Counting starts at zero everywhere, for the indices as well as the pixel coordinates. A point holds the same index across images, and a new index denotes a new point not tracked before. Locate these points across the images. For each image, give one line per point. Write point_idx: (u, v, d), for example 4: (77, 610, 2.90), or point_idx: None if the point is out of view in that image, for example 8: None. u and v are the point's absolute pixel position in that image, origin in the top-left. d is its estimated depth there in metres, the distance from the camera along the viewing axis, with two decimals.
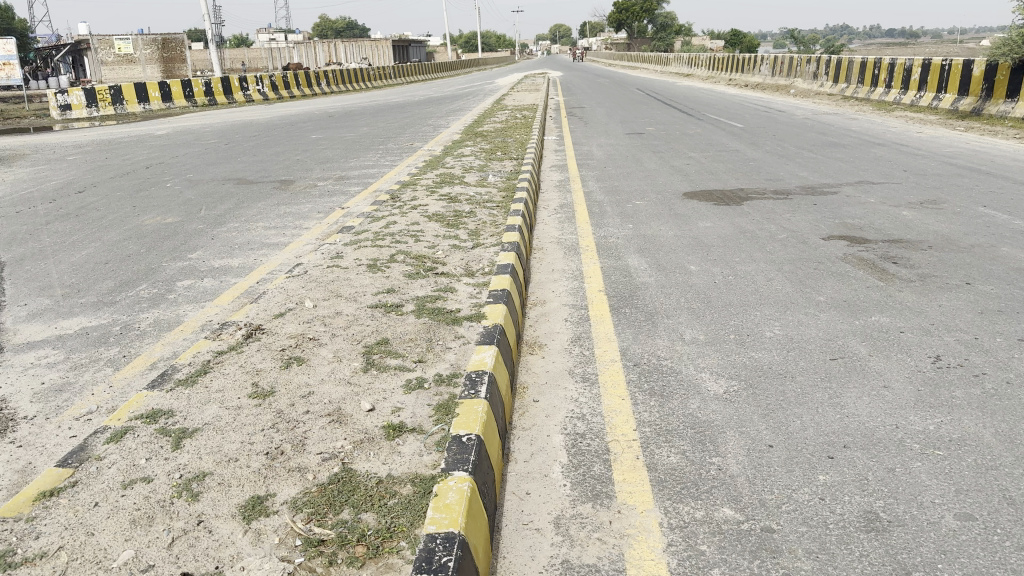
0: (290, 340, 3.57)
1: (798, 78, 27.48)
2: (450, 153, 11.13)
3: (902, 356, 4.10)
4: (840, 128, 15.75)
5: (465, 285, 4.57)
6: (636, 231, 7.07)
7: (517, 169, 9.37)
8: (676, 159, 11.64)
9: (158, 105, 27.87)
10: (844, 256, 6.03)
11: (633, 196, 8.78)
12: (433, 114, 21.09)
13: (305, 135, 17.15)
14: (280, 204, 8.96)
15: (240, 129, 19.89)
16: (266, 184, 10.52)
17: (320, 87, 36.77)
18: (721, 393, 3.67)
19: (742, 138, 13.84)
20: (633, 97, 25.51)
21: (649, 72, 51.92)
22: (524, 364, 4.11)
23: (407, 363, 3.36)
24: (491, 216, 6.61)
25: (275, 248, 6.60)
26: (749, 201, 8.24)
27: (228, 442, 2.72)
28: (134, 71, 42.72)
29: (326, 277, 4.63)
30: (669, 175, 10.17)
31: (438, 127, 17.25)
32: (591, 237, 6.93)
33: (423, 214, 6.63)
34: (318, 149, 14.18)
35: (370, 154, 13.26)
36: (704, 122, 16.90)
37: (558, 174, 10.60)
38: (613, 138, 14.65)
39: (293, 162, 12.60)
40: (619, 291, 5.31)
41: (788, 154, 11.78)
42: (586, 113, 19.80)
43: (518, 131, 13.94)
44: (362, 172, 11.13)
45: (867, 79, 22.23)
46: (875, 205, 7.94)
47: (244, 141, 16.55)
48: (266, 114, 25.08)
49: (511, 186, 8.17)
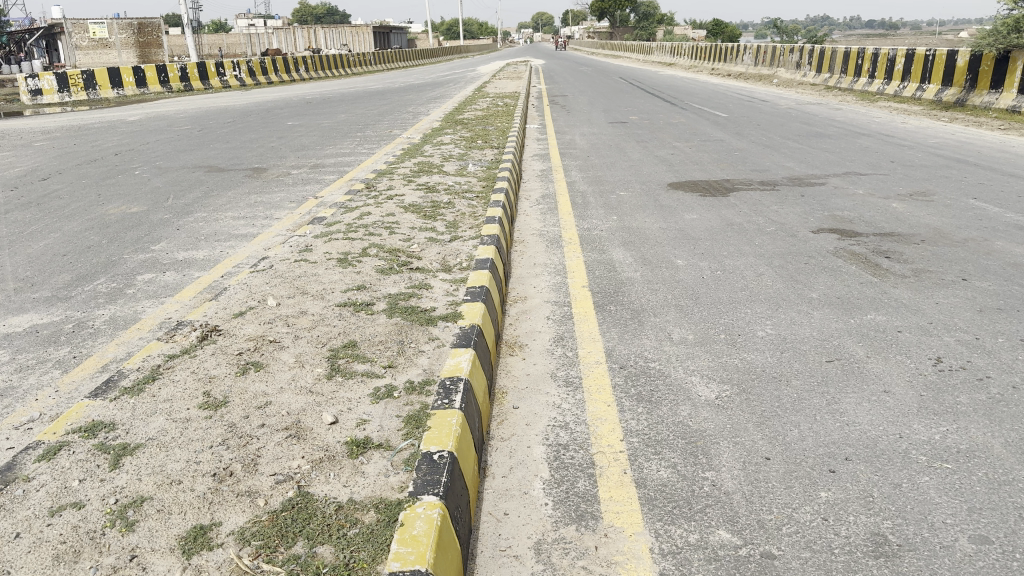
0: (249, 343, 3.30)
1: (781, 68, 27.36)
2: (429, 140, 10.84)
3: (901, 357, 3.89)
4: (825, 118, 15.60)
5: (441, 281, 4.30)
6: (620, 223, 6.84)
7: (498, 158, 9.11)
8: (660, 149, 11.42)
9: (132, 90, 27.28)
10: (835, 250, 5.83)
11: (616, 187, 8.54)
12: (413, 101, 20.74)
13: (282, 122, 16.79)
14: (251, 193, 8.65)
15: (215, 115, 19.45)
16: (239, 172, 10.19)
17: (299, 73, 36.20)
18: (713, 399, 3.43)
19: (727, 127, 13.63)
20: (616, 85, 25.25)
21: (632, 61, 51.67)
22: (503, 367, 3.87)
23: (376, 368, 3.10)
24: (469, 207, 6.35)
25: (243, 241, 6.30)
26: (735, 192, 8.03)
27: (172, 461, 2.45)
28: (109, 55, 41.89)
29: (293, 272, 4.35)
30: (653, 165, 9.95)
31: (418, 114, 16.92)
32: (574, 229, 6.69)
33: (399, 205, 6.35)
34: (294, 136, 13.83)
35: (348, 142, 12.93)
36: (688, 111, 16.69)
37: (540, 163, 10.35)
38: (596, 127, 14.40)
39: (268, 149, 12.25)
40: (602, 288, 5.07)
41: (773, 144, 11.59)
42: (569, 102, 19.54)
43: (499, 119, 13.67)
44: (338, 160, 10.82)
45: (850, 69, 22.12)
46: (865, 197, 7.75)
47: (218, 127, 16.14)
48: (243, 100, 24.63)
49: (491, 175, 7.91)
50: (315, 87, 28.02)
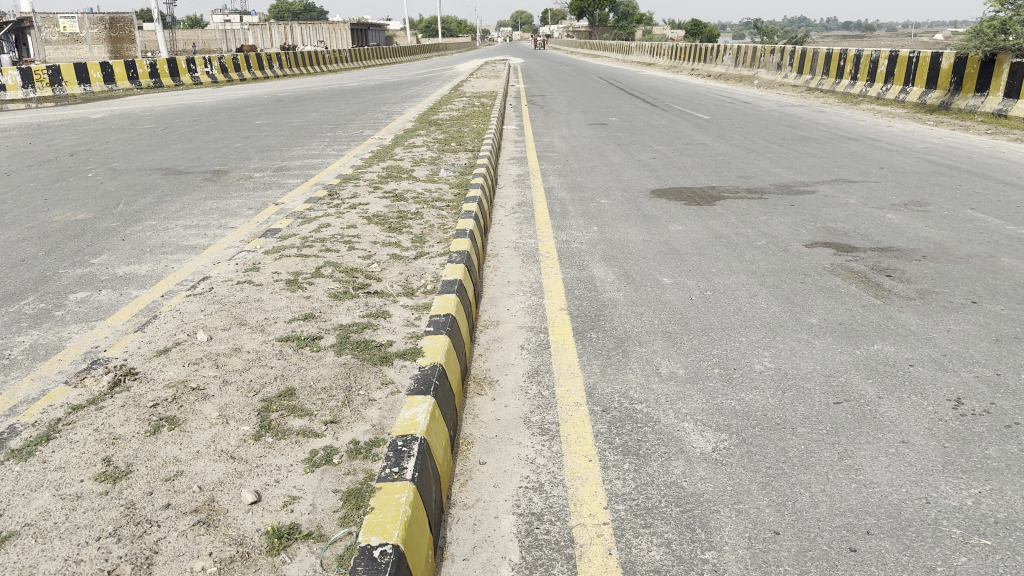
0: (167, 392, 2.81)
1: (761, 69, 27.10)
2: (400, 142, 10.35)
3: (917, 398, 3.48)
4: (808, 121, 15.26)
5: (401, 308, 3.82)
6: (601, 235, 6.40)
7: (473, 163, 8.63)
8: (642, 153, 11.01)
9: (99, 87, 26.45)
10: (832, 267, 5.43)
11: (597, 194, 8.11)
12: (388, 100, 20.18)
13: (250, 120, 16.17)
14: (208, 198, 8.11)
15: (182, 113, 18.76)
16: (198, 175, 9.63)
17: (273, 70, 35.43)
18: (710, 452, 2.99)
19: (710, 130, 13.26)
20: (596, 85, 24.82)
21: (611, 60, 51.34)
22: (470, 409, 3.39)
23: (314, 425, 2.61)
24: (438, 218, 5.87)
25: (191, 255, 5.77)
26: (722, 201, 7.62)
27: (46, 560, 1.97)
28: (79, 50, 40.85)
29: (234, 297, 3.85)
30: (635, 170, 9.52)
31: (392, 114, 16.38)
32: (552, 241, 6.23)
33: (362, 216, 5.85)
34: (261, 136, 13.26)
35: (317, 142, 12.39)
36: (669, 113, 16.29)
37: (517, 167, 9.88)
38: (575, 128, 13.96)
39: (233, 150, 11.69)
40: (582, 311, 4.62)
41: (758, 148, 11.21)
42: (547, 102, 19.08)
43: (475, 119, 13.19)
44: (305, 162, 10.29)
45: (832, 71, 21.88)
46: (858, 207, 7.37)
47: (183, 126, 15.50)
48: (214, 97, 23.94)
49: (464, 182, 7.44)
50: (289, 85, 27.35)
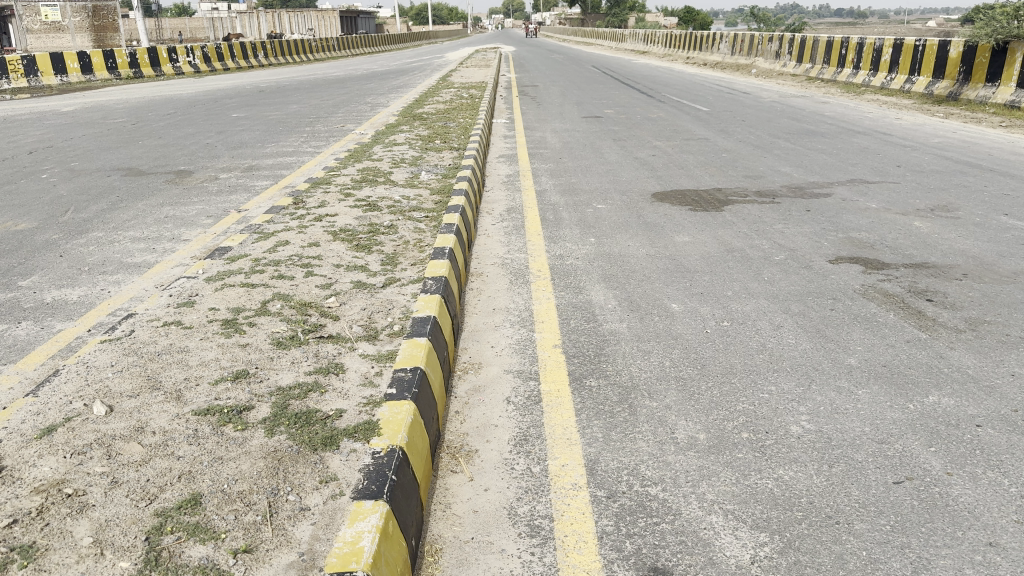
0: (32, 503, 2.14)
1: (759, 57, 26.36)
2: (379, 139, 9.62)
3: (995, 473, 2.81)
4: (812, 113, 14.57)
5: (360, 357, 3.13)
6: (598, 249, 5.73)
7: (457, 163, 7.93)
8: (639, 149, 10.33)
9: (77, 78, 25.59)
10: (863, 289, 4.77)
11: (593, 198, 7.42)
12: (373, 91, 19.40)
13: (227, 114, 15.41)
14: (166, 204, 7.41)
15: (158, 106, 17.96)
16: (160, 176, 8.90)
17: (258, 59, 34.47)
18: (748, 565, 2.33)
19: (710, 123, 12.58)
20: (589, 75, 24.07)
21: (603, 48, 50.48)
22: (442, 494, 2.70)
23: (220, 558, 1.95)
24: (415, 232, 5.16)
25: (131, 278, 5.06)
26: (730, 206, 6.95)
27: None
28: (62, 40, 39.89)
29: (155, 350, 3.15)
30: (634, 170, 8.85)
31: (376, 106, 15.63)
32: (543, 256, 5.55)
33: (327, 230, 5.14)
34: (236, 132, 12.53)
35: (294, 138, 11.66)
36: (667, 104, 15.58)
37: (506, 166, 9.19)
38: (569, 122, 13.25)
39: (204, 148, 10.96)
40: (580, 349, 3.92)
41: (763, 144, 10.53)
42: (539, 93, 18.34)
43: (462, 113, 12.46)
44: (277, 161, 9.58)
45: (833, 59, 21.18)
46: (880, 212, 6.71)
47: (155, 120, 14.72)
48: (194, 88, 23.10)
49: (446, 186, 6.74)
50: (273, 75, 26.50)
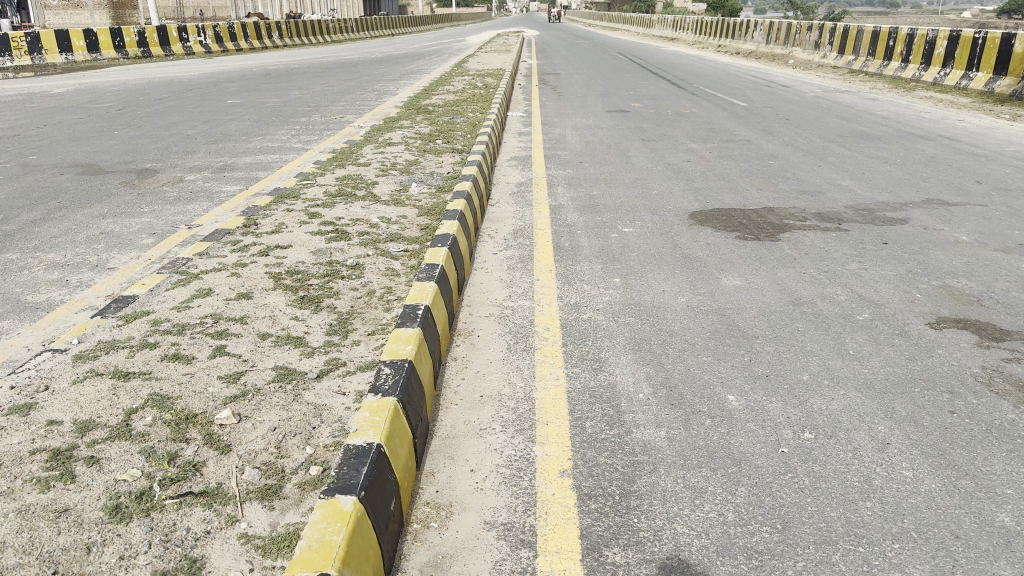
0: None
1: (796, 47, 24.81)
2: (373, 137, 8.41)
3: None
4: (863, 112, 13.16)
5: (238, 546, 1.94)
6: (626, 295, 4.49)
7: (459, 171, 6.71)
8: (672, 152, 9.05)
9: (83, 56, 24.53)
10: (988, 375, 3.50)
11: (618, 218, 6.19)
12: (384, 77, 18.15)
13: (222, 100, 14.25)
14: (111, 214, 6.25)
15: (154, 88, 16.80)
16: (120, 176, 7.76)
17: (272, 40, 33.23)
18: None
19: (751, 123, 11.26)
20: (615, 63, 22.63)
21: (630, 34, 48.81)
22: None
23: None
24: (385, 276, 3.94)
25: (15, 328, 3.90)
26: (787, 236, 5.69)
27: None
28: (80, 16, 38.65)
29: None
30: (666, 180, 7.59)
31: (383, 94, 14.42)
32: (554, 306, 4.32)
33: (270, 271, 3.93)
34: (224, 122, 11.36)
35: (284, 131, 10.47)
36: (699, 98, 14.24)
37: (518, 172, 7.95)
38: (592, 117, 11.96)
39: (184, 141, 9.81)
40: (600, 479, 2.68)
41: (814, 149, 9.22)
42: (561, 82, 17.00)
43: (473, 105, 11.22)
44: (257, 161, 8.40)
45: (879, 51, 19.65)
46: (976, 247, 5.41)
47: (144, 106, 13.60)
48: (200, 70, 21.98)
49: (440, 204, 5.52)
50: (284, 57, 25.31)
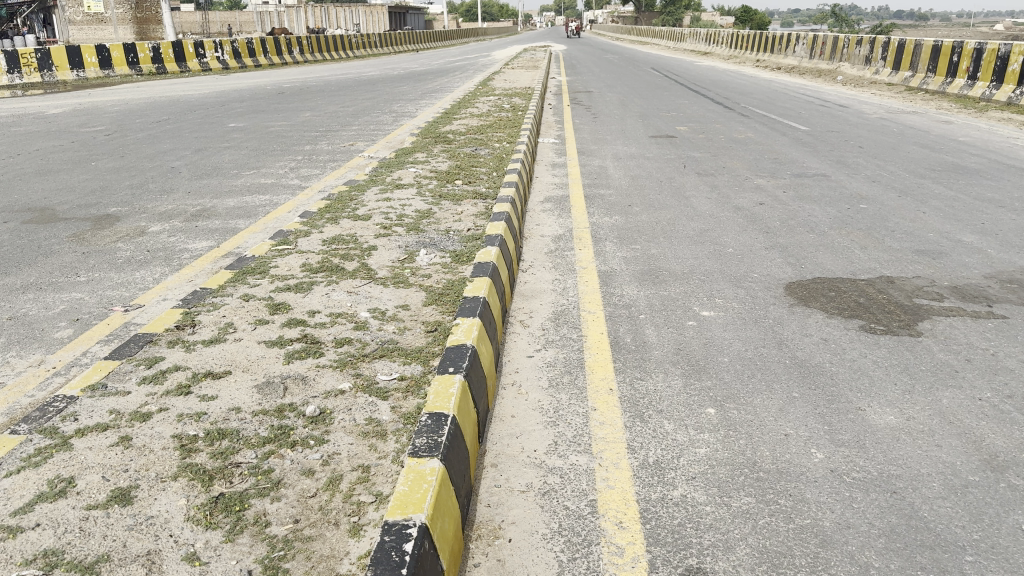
0: None
1: (844, 62, 23.17)
2: (379, 176, 7.01)
3: None
4: (942, 137, 11.57)
5: None
6: (732, 443, 2.99)
7: (482, 225, 5.27)
8: (738, 192, 7.56)
9: (95, 72, 23.48)
10: None
11: (690, 294, 4.71)
12: (402, 96, 16.82)
13: (224, 124, 12.94)
14: (35, 284, 4.88)
15: (156, 109, 15.59)
16: (72, 224, 6.41)
17: (293, 55, 32.14)
18: None
19: (821, 153, 9.73)
20: (651, 80, 21.22)
21: (663, 48, 47.39)
22: None
23: None
24: (363, 442, 2.49)
25: None
26: (927, 328, 4.17)
27: None
28: (104, 31, 37.70)
29: None
30: (739, 232, 6.10)
31: (400, 117, 13.09)
32: (625, 467, 2.82)
33: (181, 433, 2.50)
34: (217, 152, 10.02)
35: (283, 163, 9.12)
36: (753, 121, 12.75)
37: (554, 220, 6.50)
38: (634, 144, 10.51)
39: (166, 176, 8.50)
40: None
41: (908, 189, 7.67)
42: (595, 102, 15.59)
43: (498, 132, 9.81)
44: (241, 204, 7.03)
45: (941, 67, 18.02)
46: None
47: (137, 131, 12.33)
48: (213, 87, 20.81)
49: (456, 284, 4.07)
50: (301, 74, 24.14)
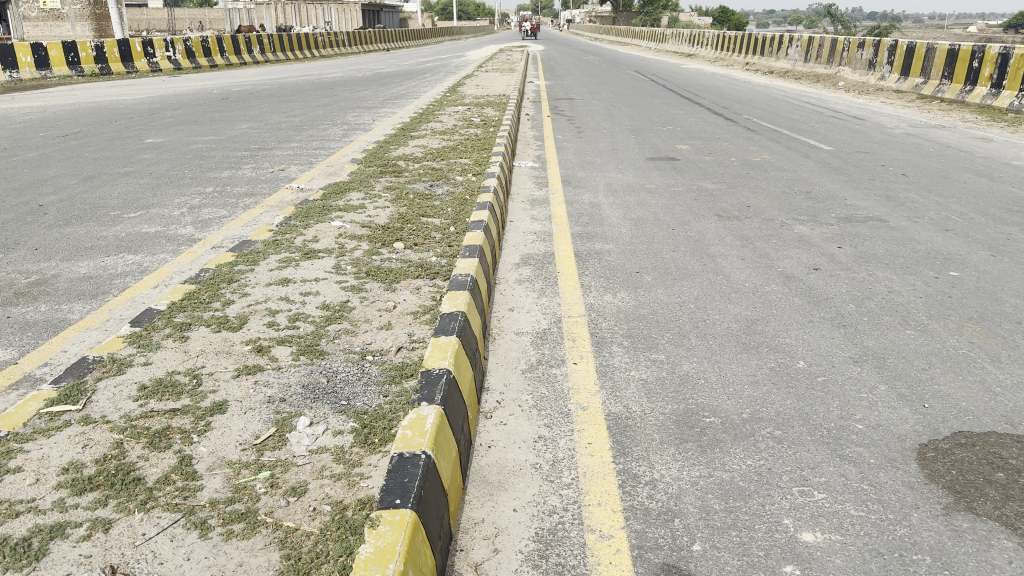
0: None
1: (844, 67, 21.44)
2: (288, 232, 5.03)
3: None
4: (991, 160, 9.77)
5: None
6: None
7: (421, 341, 3.31)
8: (779, 248, 5.68)
9: (30, 73, 21.02)
10: None
11: (767, 480, 2.78)
12: (360, 104, 14.75)
13: (140, 140, 10.80)
14: None
15: (73, 119, 13.38)
16: None
17: (253, 55, 29.83)
18: None
19: (862, 185, 7.89)
20: (639, 85, 19.39)
21: (644, 49, 45.64)
22: None
23: None
24: None
25: None
26: None
27: None
28: (60, 28, 34.54)
29: None
30: (803, 326, 4.20)
31: (351, 130, 11.08)
32: None
33: None
34: (111, 181, 7.93)
35: (186, 198, 7.08)
36: (764, 139, 10.91)
37: (534, 301, 4.57)
38: (630, 169, 8.62)
39: (24, 220, 6.42)
40: None
41: (999, 244, 5.82)
42: (579, 112, 13.66)
43: (462, 157, 7.87)
44: (96, 271, 5.00)
45: (960, 74, 16.29)
46: None
47: (31, 149, 10.17)
48: (152, 91, 18.54)
49: (348, 520, 2.10)
50: (258, 76, 21.93)
